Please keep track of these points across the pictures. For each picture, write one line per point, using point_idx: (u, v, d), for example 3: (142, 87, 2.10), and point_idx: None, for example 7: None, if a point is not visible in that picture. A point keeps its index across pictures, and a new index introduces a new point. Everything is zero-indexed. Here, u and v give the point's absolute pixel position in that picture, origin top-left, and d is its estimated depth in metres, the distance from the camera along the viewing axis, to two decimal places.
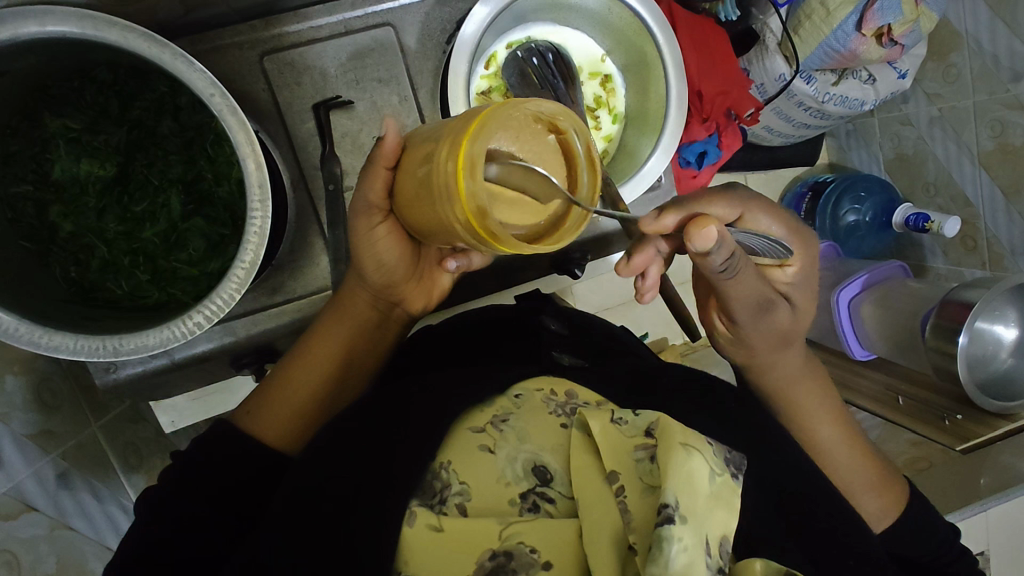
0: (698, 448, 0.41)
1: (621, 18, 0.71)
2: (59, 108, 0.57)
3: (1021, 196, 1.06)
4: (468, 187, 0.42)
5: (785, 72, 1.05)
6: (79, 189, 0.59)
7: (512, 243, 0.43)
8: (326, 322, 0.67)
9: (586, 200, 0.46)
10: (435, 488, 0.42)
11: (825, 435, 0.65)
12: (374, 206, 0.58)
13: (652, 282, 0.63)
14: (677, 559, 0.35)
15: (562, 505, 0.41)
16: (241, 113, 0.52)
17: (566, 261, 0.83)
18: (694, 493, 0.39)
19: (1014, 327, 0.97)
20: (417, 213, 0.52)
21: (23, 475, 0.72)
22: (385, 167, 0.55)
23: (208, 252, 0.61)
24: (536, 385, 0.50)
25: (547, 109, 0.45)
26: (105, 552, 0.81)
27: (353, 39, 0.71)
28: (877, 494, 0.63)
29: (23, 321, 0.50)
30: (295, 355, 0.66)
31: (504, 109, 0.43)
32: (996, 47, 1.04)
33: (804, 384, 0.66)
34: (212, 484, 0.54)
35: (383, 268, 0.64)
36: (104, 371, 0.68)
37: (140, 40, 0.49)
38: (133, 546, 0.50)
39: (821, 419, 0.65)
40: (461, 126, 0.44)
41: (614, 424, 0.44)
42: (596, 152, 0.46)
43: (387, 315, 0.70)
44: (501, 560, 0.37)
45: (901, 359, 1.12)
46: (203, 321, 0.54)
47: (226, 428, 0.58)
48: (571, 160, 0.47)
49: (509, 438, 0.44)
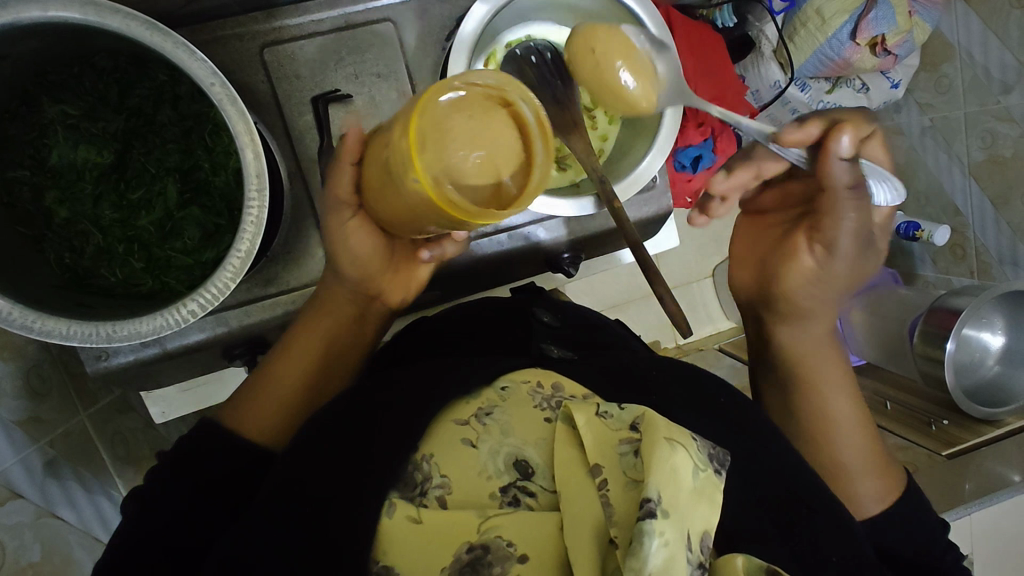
0: (682, 443, 0.42)
1: (620, 21, 0.73)
2: (59, 93, 0.57)
3: (1010, 207, 1.08)
4: (423, 161, 0.43)
5: (780, 79, 1.06)
6: (76, 175, 0.59)
7: (479, 214, 0.43)
8: (308, 318, 0.68)
9: (543, 168, 0.45)
10: (416, 480, 0.42)
11: (838, 408, 0.67)
12: (342, 201, 0.59)
13: (725, 209, 0.68)
14: (657, 554, 0.36)
15: (543, 499, 0.42)
16: (241, 103, 0.52)
17: (557, 259, 0.85)
18: (677, 488, 0.39)
19: (1001, 335, 1.01)
20: (382, 207, 0.54)
21: (10, 462, 0.72)
22: (348, 163, 0.57)
23: (204, 241, 0.61)
24: (524, 377, 0.50)
25: (491, 81, 0.46)
26: (91, 542, 0.80)
27: (352, 33, 0.71)
28: (875, 479, 0.65)
29: (16, 305, 0.50)
30: (280, 346, 0.68)
31: (438, 89, 0.44)
32: (988, 59, 1.07)
33: (826, 353, 0.68)
34: (202, 474, 0.54)
35: (358, 263, 0.65)
36: (95, 359, 0.69)
37: (143, 28, 0.50)
38: (125, 534, 0.51)
39: (836, 392, 0.67)
40: (407, 110, 0.46)
41: (600, 417, 0.44)
42: (547, 118, 0.45)
43: (365, 309, 0.70)
44: (478, 553, 0.38)
45: (890, 366, 1.14)
46: (198, 310, 0.55)
47: (208, 427, 0.58)
48: (524, 131, 0.45)
49: (492, 432, 0.44)
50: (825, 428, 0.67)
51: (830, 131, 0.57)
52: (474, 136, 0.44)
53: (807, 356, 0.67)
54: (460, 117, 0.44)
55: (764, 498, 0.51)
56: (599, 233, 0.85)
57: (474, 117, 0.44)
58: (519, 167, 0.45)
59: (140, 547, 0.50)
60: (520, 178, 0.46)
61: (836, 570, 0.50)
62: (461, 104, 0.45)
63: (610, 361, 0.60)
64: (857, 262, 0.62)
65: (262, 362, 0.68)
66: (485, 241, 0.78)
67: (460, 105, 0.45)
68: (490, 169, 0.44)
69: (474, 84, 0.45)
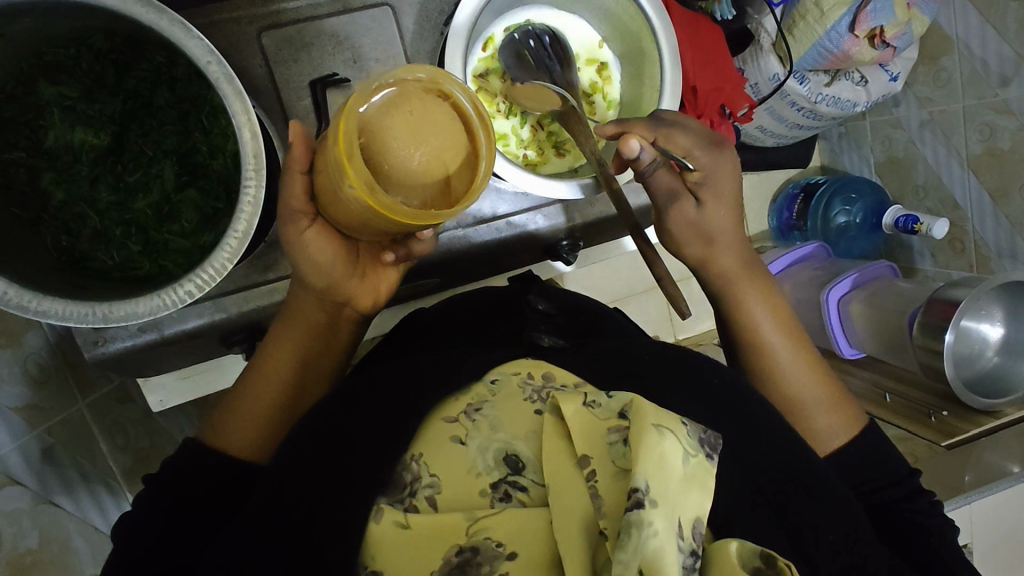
0: (672, 430, 0.41)
1: (619, 6, 0.72)
2: (55, 75, 0.57)
3: (1009, 200, 1.08)
4: (357, 171, 0.45)
5: (779, 71, 1.06)
6: (73, 157, 0.59)
7: (425, 215, 0.46)
8: (278, 330, 0.67)
9: (487, 158, 0.49)
10: (405, 480, 0.43)
11: (773, 342, 0.69)
12: (298, 211, 0.58)
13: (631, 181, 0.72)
14: (647, 543, 0.35)
15: (535, 493, 0.41)
16: (238, 81, 0.52)
17: (555, 246, 0.85)
18: (666, 478, 0.39)
19: (1000, 325, 0.99)
20: (343, 213, 0.54)
21: (7, 449, 0.72)
22: (298, 171, 0.56)
23: (201, 224, 0.61)
24: (514, 369, 0.50)
25: (426, 75, 0.48)
26: (88, 530, 0.80)
27: (351, 18, 0.71)
28: (831, 414, 0.68)
29: (11, 285, 0.50)
30: (254, 363, 0.66)
31: (362, 96, 0.46)
32: (986, 52, 1.06)
33: (746, 285, 0.71)
34: (189, 488, 0.56)
35: (320, 271, 0.63)
36: (93, 345, 0.69)
37: (139, 6, 0.50)
38: (123, 535, 0.53)
39: (768, 330, 0.70)
40: (337, 115, 0.47)
41: (587, 407, 0.44)
42: (484, 107, 0.48)
43: (336, 316, 0.68)
44: (467, 555, 0.38)
45: (896, 360, 1.11)
46: (195, 291, 0.55)
47: (191, 444, 0.59)
48: (466, 120, 0.48)
49: (481, 428, 0.44)
50: (771, 375, 0.68)
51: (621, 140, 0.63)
52: (414, 133, 0.46)
53: (729, 289, 0.71)
54: (399, 113, 0.46)
55: (762, 479, 0.51)
56: (598, 222, 0.85)
57: (414, 112, 0.47)
58: (464, 162, 0.48)
59: (140, 561, 0.52)
60: (464, 173, 0.49)
61: (833, 550, 0.51)
62: (394, 100, 0.47)
63: (605, 346, 0.59)
64: (687, 215, 0.68)
65: (240, 376, 0.67)
66: (484, 228, 0.79)
67: (394, 101, 0.47)
68: (436, 164, 0.47)
69: (407, 79, 0.47)
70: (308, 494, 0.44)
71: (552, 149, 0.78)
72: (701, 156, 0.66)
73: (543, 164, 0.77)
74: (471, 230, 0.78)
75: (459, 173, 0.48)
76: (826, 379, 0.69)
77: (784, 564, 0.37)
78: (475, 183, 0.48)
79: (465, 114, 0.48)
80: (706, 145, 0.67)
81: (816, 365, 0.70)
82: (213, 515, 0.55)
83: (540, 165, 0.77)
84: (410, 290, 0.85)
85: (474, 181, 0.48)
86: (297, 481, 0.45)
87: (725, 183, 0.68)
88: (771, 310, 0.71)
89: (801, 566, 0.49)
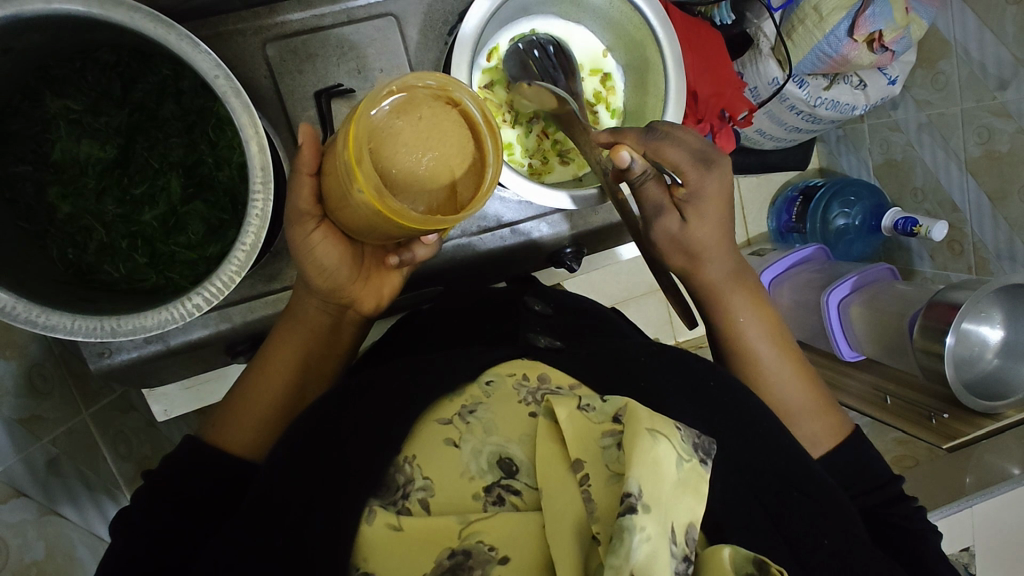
0: (665, 434, 0.41)
1: (622, 13, 0.72)
2: (61, 89, 0.57)
3: (1008, 202, 1.08)
4: (364, 177, 0.45)
5: (779, 76, 1.06)
6: (79, 170, 0.59)
7: (432, 221, 0.46)
8: (279, 333, 0.67)
9: (494, 166, 0.49)
10: (398, 482, 0.43)
11: (764, 349, 0.70)
12: (306, 214, 0.58)
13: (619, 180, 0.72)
14: (640, 549, 0.35)
15: (528, 497, 0.42)
16: (245, 95, 0.52)
17: (559, 253, 0.85)
18: (660, 480, 0.39)
19: (1000, 328, 1.00)
20: (351, 217, 0.54)
21: (12, 460, 0.71)
22: (307, 173, 0.56)
23: (208, 235, 0.61)
24: (510, 370, 0.50)
25: (435, 81, 0.48)
26: (92, 540, 0.80)
27: (354, 29, 0.71)
28: (818, 422, 0.68)
29: (20, 299, 0.50)
30: (251, 369, 0.66)
31: (370, 103, 0.46)
32: (984, 55, 1.07)
33: (740, 291, 0.71)
34: (188, 496, 0.55)
35: (326, 275, 0.63)
36: (98, 355, 0.68)
37: (149, 21, 0.50)
38: (120, 546, 0.52)
39: (759, 335, 0.70)
40: (348, 119, 0.48)
41: (581, 410, 0.44)
42: (491, 112, 0.48)
43: (338, 319, 0.69)
44: (459, 558, 0.38)
45: (889, 360, 1.14)
46: (202, 304, 0.55)
47: (194, 442, 0.59)
48: (473, 127, 0.48)
49: (475, 431, 0.44)
50: (763, 379, 0.69)
51: (612, 149, 0.63)
52: (423, 139, 0.47)
53: (726, 292, 0.71)
54: (409, 120, 0.47)
55: (758, 483, 0.52)
56: (601, 228, 0.85)
57: (424, 119, 0.47)
58: (470, 167, 0.48)
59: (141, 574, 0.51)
60: (470, 177, 0.49)
61: (828, 553, 0.51)
62: (404, 107, 0.47)
63: (607, 346, 0.59)
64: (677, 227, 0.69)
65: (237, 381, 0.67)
66: (488, 236, 0.79)
67: (404, 108, 0.47)
68: (443, 170, 0.47)
69: (416, 86, 0.48)
70: (304, 507, 0.43)
71: (557, 157, 0.78)
72: (690, 173, 0.66)
73: (548, 173, 0.78)
74: (476, 238, 0.78)
75: (466, 179, 0.48)
76: (814, 384, 0.70)
77: (777, 570, 0.36)
78: (485, 190, 0.48)
79: (471, 120, 0.48)
80: (697, 160, 0.66)
81: (803, 370, 0.71)
82: (212, 516, 0.55)
83: (544, 174, 0.78)
84: (412, 299, 0.85)
85: (483, 187, 0.48)
86: (295, 487, 0.45)
87: (715, 200, 0.68)
88: (763, 316, 0.71)
89: (795, 568, 0.49)
